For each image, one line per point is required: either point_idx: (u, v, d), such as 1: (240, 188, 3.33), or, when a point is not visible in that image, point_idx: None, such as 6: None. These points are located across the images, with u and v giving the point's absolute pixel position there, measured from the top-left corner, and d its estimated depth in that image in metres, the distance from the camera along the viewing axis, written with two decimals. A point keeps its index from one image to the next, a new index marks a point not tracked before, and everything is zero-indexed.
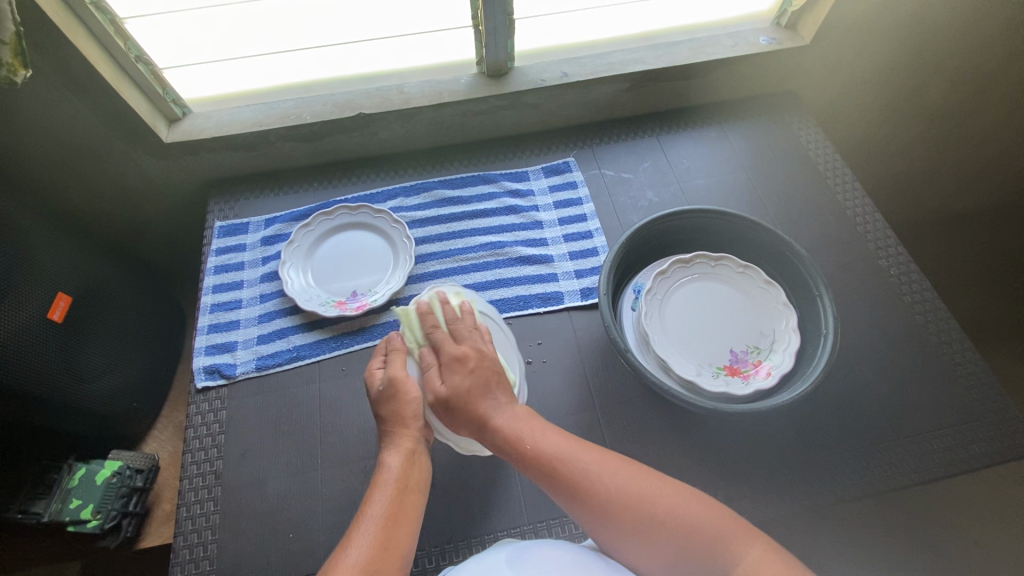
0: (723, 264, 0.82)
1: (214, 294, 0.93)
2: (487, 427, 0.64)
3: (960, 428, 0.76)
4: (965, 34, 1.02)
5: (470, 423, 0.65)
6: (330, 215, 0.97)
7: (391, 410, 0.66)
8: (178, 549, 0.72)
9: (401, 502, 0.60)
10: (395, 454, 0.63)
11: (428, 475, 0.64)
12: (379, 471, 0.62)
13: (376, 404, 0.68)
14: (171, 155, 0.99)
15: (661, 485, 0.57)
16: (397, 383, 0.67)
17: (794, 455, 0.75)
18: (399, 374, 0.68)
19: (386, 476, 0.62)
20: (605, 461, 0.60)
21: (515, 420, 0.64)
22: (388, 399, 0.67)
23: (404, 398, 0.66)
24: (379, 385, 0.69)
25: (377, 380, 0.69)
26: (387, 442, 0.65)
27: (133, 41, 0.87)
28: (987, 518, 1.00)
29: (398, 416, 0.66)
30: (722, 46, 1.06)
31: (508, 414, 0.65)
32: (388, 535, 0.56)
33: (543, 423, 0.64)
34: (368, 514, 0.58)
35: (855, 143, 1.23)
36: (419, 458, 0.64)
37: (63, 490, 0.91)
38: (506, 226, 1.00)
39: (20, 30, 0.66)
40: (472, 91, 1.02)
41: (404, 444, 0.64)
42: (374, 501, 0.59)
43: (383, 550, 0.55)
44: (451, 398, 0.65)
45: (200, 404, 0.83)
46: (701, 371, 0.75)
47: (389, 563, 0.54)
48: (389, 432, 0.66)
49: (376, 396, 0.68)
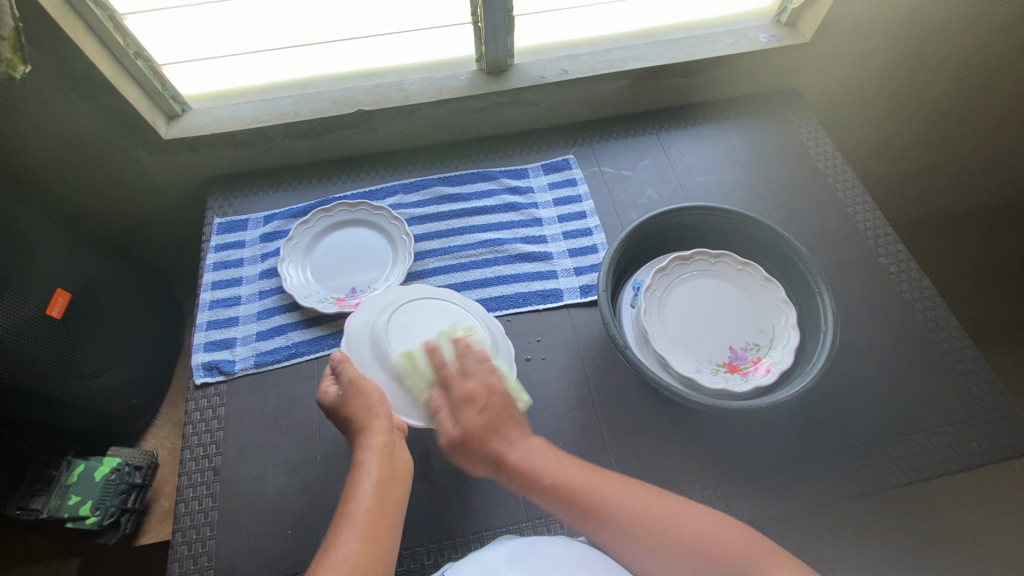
0: (723, 261, 0.81)
1: (214, 290, 0.93)
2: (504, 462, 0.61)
3: (959, 426, 0.76)
4: (965, 31, 1.02)
5: (486, 459, 0.62)
6: (329, 212, 0.97)
7: (355, 409, 0.66)
8: (176, 545, 0.72)
9: (379, 497, 0.60)
10: (368, 452, 0.63)
11: (404, 468, 0.64)
12: (354, 470, 0.62)
13: (337, 409, 0.67)
14: (170, 151, 0.99)
15: (680, 508, 0.56)
16: (355, 383, 0.67)
17: (794, 451, 0.75)
18: (355, 374, 0.68)
19: (363, 473, 0.61)
20: (617, 485, 0.59)
21: (532, 451, 0.61)
22: (350, 401, 0.67)
23: (363, 391, 0.67)
24: (338, 392, 0.68)
25: (335, 390, 0.69)
26: (357, 440, 0.65)
27: (133, 38, 0.87)
28: (987, 515, 1.01)
29: (364, 414, 0.66)
30: (722, 44, 1.06)
31: (525, 447, 0.62)
32: (370, 531, 0.56)
33: (557, 453, 0.62)
34: (349, 512, 0.58)
35: (855, 141, 1.23)
36: (393, 452, 0.64)
37: (61, 487, 0.91)
38: (506, 223, 1.00)
39: (20, 26, 0.66)
40: (471, 88, 1.02)
41: (376, 439, 0.64)
42: (353, 500, 0.59)
43: (367, 546, 0.55)
44: (467, 434, 0.62)
45: (198, 400, 0.83)
46: (700, 368, 0.75)
47: (375, 556, 0.55)
48: (357, 431, 0.65)
49: (335, 403, 0.68)
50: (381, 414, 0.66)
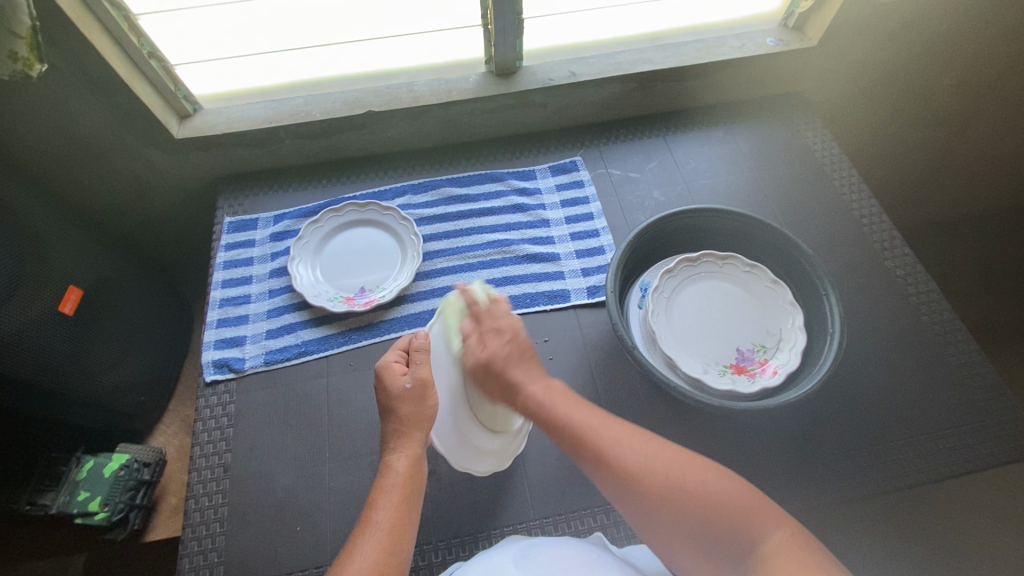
0: (730, 264, 0.82)
1: (223, 289, 0.93)
2: (513, 395, 0.66)
3: (965, 430, 0.76)
4: (970, 38, 1.03)
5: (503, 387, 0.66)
6: (339, 212, 0.98)
7: (405, 411, 0.67)
8: (186, 541, 0.73)
9: (402, 507, 0.61)
10: (399, 460, 0.65)
11: (426, 480, 0.67)
12: (384, 476, 0.64)
13: (392, 400, 0.67)
14: (182, 151, 1.00)
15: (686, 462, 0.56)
16: (426, 386, 0.68)
17: (799, 452, 0.75)
18: (428, 377, 0.68)
19: (391, 481, 0.63)
20: (624, 433, 0.59)
21: (545, 389, 0.65)
22: (410, 400, 0.67)
23: (422, 400, 0.68)
24: (404, 383, 0.68)
25: (401, 382, 0.68)
26: (391, 444, 0.67)
27: (147, 38, 0.88)
28: (991, 519, 1.01)
29: (411, 419, 0.67)
30: (729, 47, 1.06)
31: (542, 383, 0.66)
32: (394, 539, 0.58)
33: (566, 393, 0.65)
34: (375, 520, 0.59)
35: (860, 145, 1.24)
36: (421, 463, 0.67)
37: (71, 482, 0.92)
38: (513, 224, 1.01)
39: (37, 25, 0.66)
40: (480, 89, 1.03)
41: (409, 449, 0.66)
42: (380, 507, 0.61)
43: (388, 557, 0.56)
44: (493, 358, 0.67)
45: (208, 397, 0.84)
46: (708, 369, 0.76)
47: (396, 566, 0.56)
48: (393, 436, 0.67)
49: (395, 393, 0.68)
50: (426, 426, 0.68)
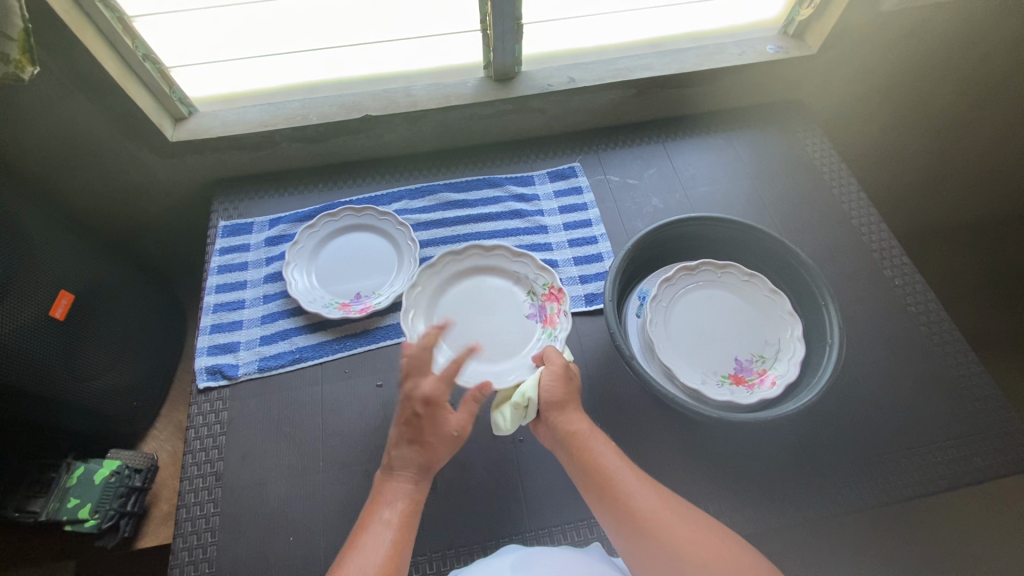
0: (729, 273, 0.81)
1: (217, 294, 0.92)
2: (556, 419, 0.67)
3: (963, 441, 0.76)
4: (968, 47, 1.03)
5: (556, 401, 0.68)
6: (334, 217, 0.97)
7: (441, 452, 0.66)
8: (177, 550, 0.72)
9: (405, 527, 0.61)
10: (402, 481, 0.64)
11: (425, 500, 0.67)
12: (387, 494, 0.63)
13: (437, 439, 0.64)
14: (176, 154, 0.99)
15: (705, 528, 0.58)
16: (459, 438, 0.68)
17: (797, 464, 0.75)
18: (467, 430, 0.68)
19: (394, 499, 0.63)
20: (648, 492, 0.61)
21: (583, 427, 0.66)
22: (447, 443, 0.66)
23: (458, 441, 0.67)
24: (454, 428, 0.66)
25: (453, 424, 0.66)
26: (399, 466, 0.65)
27: (141, 40, 0.87)
28: (987, 529, 1.01)
29: (437, 455, 0.65)
30: (729, 54, 1.06)
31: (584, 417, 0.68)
32: (397, 556, 0.58)
33: (601, 438, 0.66)
34: (378, 533, 0.59)
35: (859, 153, 1.24)
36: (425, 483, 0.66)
37: (60, 489, 0.91)
38: (511, 230, 1.00)
39: (29, 27, 0.65)
40: (478, 95, 1.02)
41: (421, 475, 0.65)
42: (383, 523, 0.61)
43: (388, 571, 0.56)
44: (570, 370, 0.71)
45: (201, 404, 0.83)
46: (706, 379, 0.75)
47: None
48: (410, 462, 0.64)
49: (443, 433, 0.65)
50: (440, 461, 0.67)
